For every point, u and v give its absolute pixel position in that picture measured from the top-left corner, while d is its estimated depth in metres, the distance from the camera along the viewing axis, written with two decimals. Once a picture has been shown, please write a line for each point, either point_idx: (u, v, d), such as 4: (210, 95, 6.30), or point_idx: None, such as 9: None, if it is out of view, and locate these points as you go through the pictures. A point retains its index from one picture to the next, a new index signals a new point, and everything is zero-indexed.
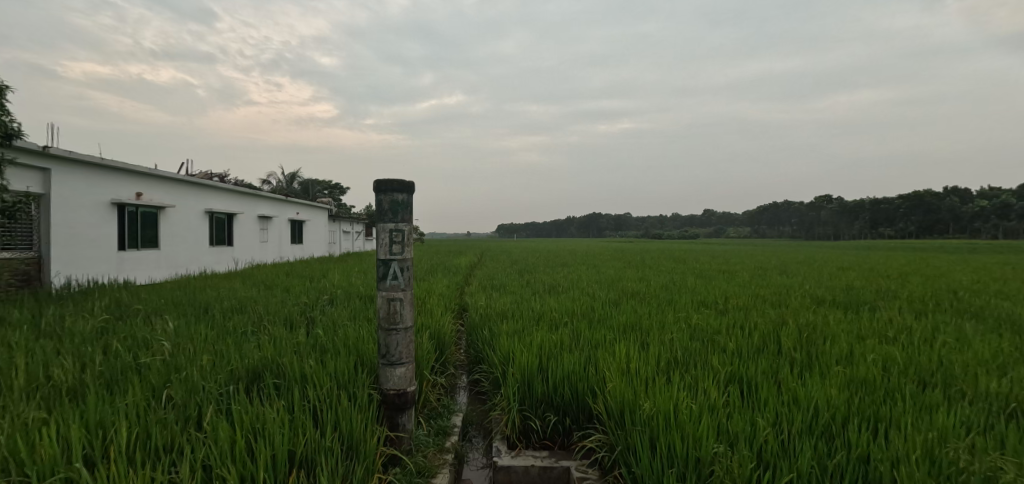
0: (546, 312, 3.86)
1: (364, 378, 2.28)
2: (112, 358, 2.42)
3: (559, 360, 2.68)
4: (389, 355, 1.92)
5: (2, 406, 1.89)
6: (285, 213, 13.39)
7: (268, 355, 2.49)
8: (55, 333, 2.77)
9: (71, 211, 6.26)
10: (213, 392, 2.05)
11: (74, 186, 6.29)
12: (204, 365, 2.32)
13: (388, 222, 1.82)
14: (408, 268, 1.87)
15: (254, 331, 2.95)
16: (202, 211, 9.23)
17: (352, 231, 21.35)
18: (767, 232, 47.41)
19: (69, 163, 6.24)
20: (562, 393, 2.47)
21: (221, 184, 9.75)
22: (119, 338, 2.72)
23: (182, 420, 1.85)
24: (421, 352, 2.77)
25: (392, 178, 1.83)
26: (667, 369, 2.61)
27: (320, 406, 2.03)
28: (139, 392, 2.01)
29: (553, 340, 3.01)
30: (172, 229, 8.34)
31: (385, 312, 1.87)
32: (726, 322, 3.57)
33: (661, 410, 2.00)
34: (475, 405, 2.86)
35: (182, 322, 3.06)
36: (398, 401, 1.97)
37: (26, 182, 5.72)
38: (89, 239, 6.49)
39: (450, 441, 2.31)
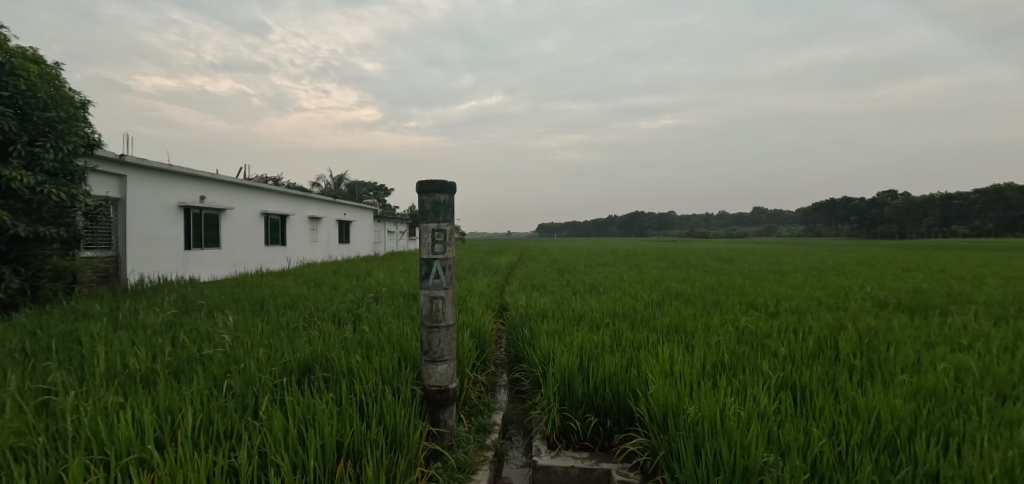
0: (587, 313, 3.82)
1: (407, 374, 2.34)
2: (179, 349, 2.61)
3: (600, 361, 2.63)
4: (431, 352, 1.97)
5: (87, 390, 2.08)
6: (333, 214, 13.98)
7: (318, 349, 2.60)
8: (132, 325, 3.03)
9: (143, 213, 6.80)
10: (268, 383, 2.17)
11: (146, 191, 6.83)
12: (260, 357, 2.46)
13: (431, 222, 1.86)
14: (449, 267, 1.90)
15: (305, 326, 3.09)
16: (257, 212, 9.79)
17: (395, 231, 21.96)
18: (821, 230, 44.67)
19: (143, 170, 6.78)
20: (603, 394, 2.43)
21: (274, 187, 10.30)
22: (185, 331, 2.93)
23: (240, 409, 1.97)
24: (463, 350, 2.81)
25: (434, 178, 1.87)
26: (713, 373, 2.52)
27: (366, 400, 2.10)
28: (203, 381, 2.15)
29: (594, 341, 2.97)
30: (232, 229, 8.90)
31: (428, 309, 1.92)
32: (779, 326, 3.39)
33: (706, 416, 1.93)
34: (515, 405, 2.86)
35: (240, 317, 3.26)
36: (439, 397, 2.02)
37: (106, 188, 6.27)
38: (159, 240, 7.04)
39: (490, 438, 2.33)
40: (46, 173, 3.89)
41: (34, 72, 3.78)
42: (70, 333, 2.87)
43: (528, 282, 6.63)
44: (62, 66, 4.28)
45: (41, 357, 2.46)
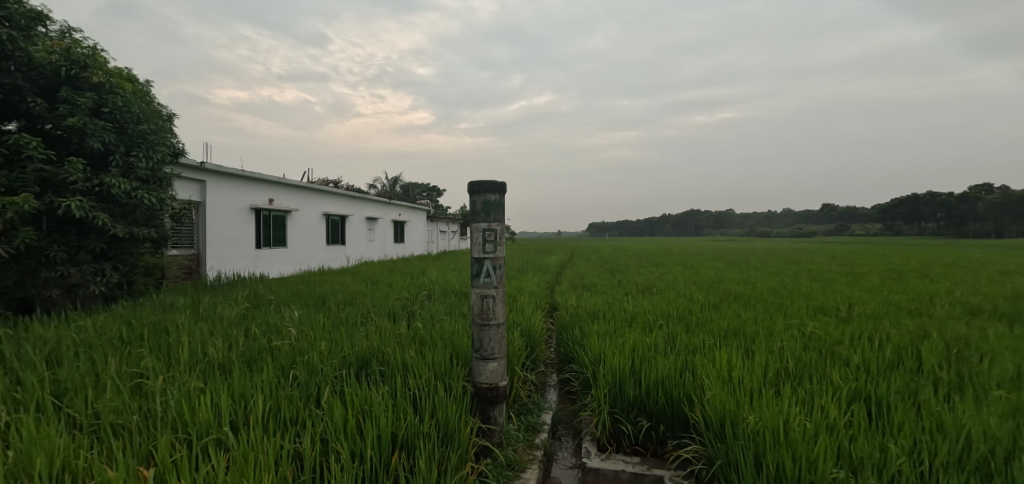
0: (640, 314, 3.71)
1: (458, 370, 2.39)
2: (251, 340, 2.82)
3: (652, 363, 2.55)
4: (482, 349, 1.99)
5: (173, 376, 2.30)
6: (388, 214, 14.56)
7: (375, 344, 2.72)
8: (210, 318, 3.30)
9: (220, 215, 7.40)
10: (329, 375, 2.29)
11: (222, 194, 7.44)
12: (322, 350, 2.60)
13: (482, 222, 1.89)
14: (500, 267, 1.92)
15: (363, 321, 3.24)
16: (319, 213, 10.39)
17: (447, 231, 22.47)
18: (899, 228, 40.82)
19: (220, 175, 7.39)
20: (656, 399, 2.35)
21: (334, 189, 10.87)
22: (257, 323, 3.16)
23: (304, 398, 2.10)
24: (512, 349, 2.82)
25: (485, 179, 1.89)
26: (776, 381, 2.37)
27: (419, 395, 2.17)
28: (272, 371, 2.31)
29: (647, 343, 2.88)
30: (297, 229, 9.50)
31: (479, 308, 1.94)
32: (851, 332, 3.13)
33: (769, 426, 1.82)
34: (565, 405, 2.85)
35: (305, 311, 3.47)
36: (489, 394, 2.04)
37: (189, 192, 6.88)
38: (233, 240, 7.64)
39: (540, 438, 2.33)
40: (139, 179, 4.31)
41: (128, 89, 4.22)
42: (159, 323, 3.18)
43: (579, 282, 6.58)
44: (151, 83, 4.75)
45: (136, 344, 2.75)
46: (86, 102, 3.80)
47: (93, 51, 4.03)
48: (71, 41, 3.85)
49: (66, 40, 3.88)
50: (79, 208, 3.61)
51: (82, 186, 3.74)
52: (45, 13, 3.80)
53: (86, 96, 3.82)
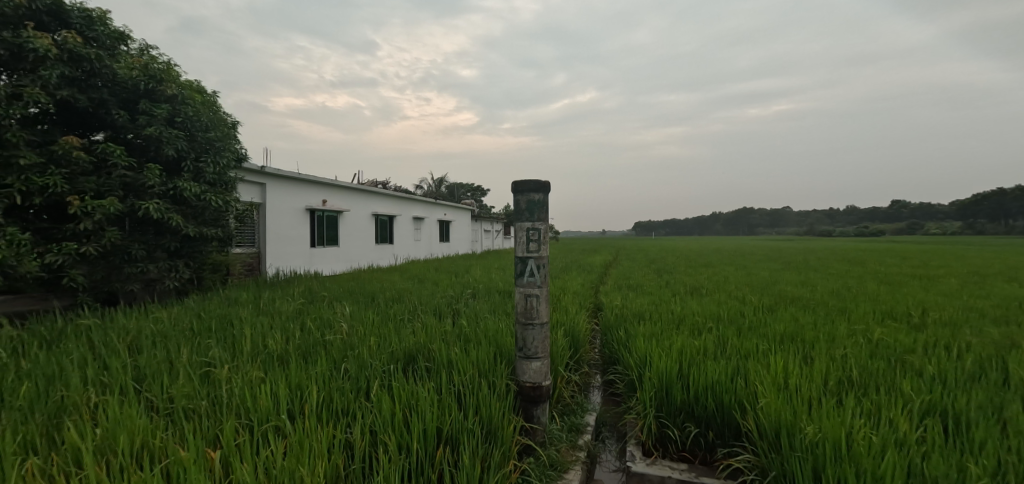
0: (688, 316, 3.59)
1: (502, 368, 2.41)
2: (307, 334, 2.98)
3: (701, 367, 2.46)
4: (526, 348, 2.00)
5: (237, 365, 2.46)
6: (434, 214, 14.89)
7: (421, 340, 2.79)
8: (269, 312, 3.51)
9: (278, 216, 7.86)
10: (378, 369, 2.38)
11: (281, 196, 7.89)
12: (372, 345, 2.70)
13: (526, 221, 1.90)
14: (544, 266, 1.91)
15: (410, 318, 3.34)
16: (369, 213, 10.80)
17: (490, 230, 22.73)
18: (981, 227, 37.04)
19: (278, 178, 7.84)
20: (705, 404, 2.26)
21: (382, 190, 11.25)
22: (312, 318, 3.33)
23: (355, 390, 2.19)
24: (556, 349, 2.81)
25: (528, 178, 1.91)
26: (838, 390, 2.22)
27: (463, 391, 2.20)
28: (325, 363, 2.43)
29: (696, 346, 2.78)
30: (348, 229, 9.92)
31: (523, 307, 1.95)
32: (925, 340, 2.87)
33: (829, 438, 1.71)
34: (609, 407, 2.81)
35: (355, 307, 3.62)
36: (533, 393, 2.05)
37: (251, 194, 7.35)
38: (290, 239, 8.09)
39: (583, 439, 2.31)
40: (207, 183, 4.66)
41: (197, 100, 4.58)
42: (225, 316, 3.42)
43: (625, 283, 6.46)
44: (218, 94, 5.12)
45: (205, 335, 2.97)
46: (162, 113, 4.14)
47: (167, 66, 4.39)
48: (149, 58, 4.22)
49: (144, 57, 4.25)
50: (156, 210, 3.95)
51: (158, 189, 4.08)
52: (127, 33, 4.19)
53: (162, 108, 4.17)
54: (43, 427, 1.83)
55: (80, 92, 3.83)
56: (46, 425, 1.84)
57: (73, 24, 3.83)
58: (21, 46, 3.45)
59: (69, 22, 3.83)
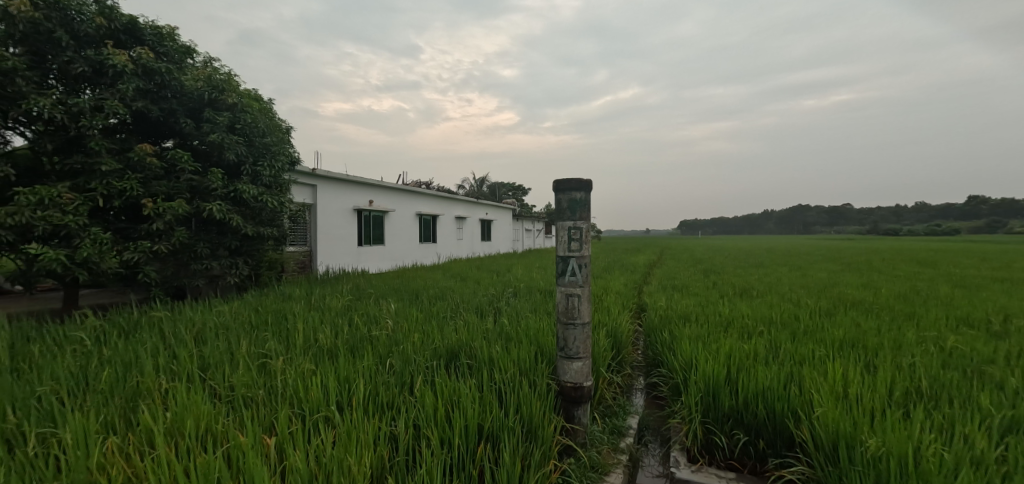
0: (737, 319, 3.44)
1: (543, 368, 2.41)
2: (355, 329, 3.10)
3: (751, 372, 2.35)
4: (567, 348, 1.99)
5: (291, 357, 2.60)
6: (476, 214, 15.07)
7: (464, 338, 2.84)
8: (320, 307, 3.69)
9: (329, 216, 8.22)
10: (422, 365, 2.44)
11: (330, 197, 8.24)
12: (416, 341, 2.77)
13: (567, 220, 1.89)
14: (586, 265, 1.89)
15: (453, 316, 3.41)
16: (413, 213, 11.08)
17: (530, 229, 22.76)
18: None
19: (328, 180, 8.20)
20: (754, 411, 2.16)
21: (425, 191, 11.50)
22: (359, 314, 3.46)
23: (400, 385, 2.26)
24: (598, 349, 2.78)
25: (570, 177, 1.90)
26: (905, 401, 2.06)
27: (504, 389, 2.22)
28: (372, 358, 2.52)
29: (745, 350, 2.67)
30: (393, 229, 10.23)
31: (564, 306, 1.94)
32: (1008, 350, 2.61)
33: (894, 453, 1.59)
34: (652, 410, 2.75)
35: (400, 305, 3.74)
36: (574, 394, 2.03)
37: (303, 196, 7.73)
38: (339, 238, 8.44)
39: (625, 442, 2.27)
40: (264, 186, 4.93)
41: (254, 107, 4.86)
42: (280, 311, 3.62)
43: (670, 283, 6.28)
44: (273, 101, 5.41)
45: (263, 328, 3.15)
46: (223, 120, 4.43)
47: (228, 77, 4.68)
48: (212, 69, 4.51)
49: (208, 68, 4.56)
50: (219, 211, 4.22)
51: (221, 192, 4.37)
52: (193, 47, 4.51)
53: (224, 116, 4.46)
54: (121, 409, 2.00)
55: (153, 103, 4.17)
56: (124, 407, 2.02)
57: (146, 41, 4.18)
58: (102, 63, 3.80)
59: (143, 39, 4.18)
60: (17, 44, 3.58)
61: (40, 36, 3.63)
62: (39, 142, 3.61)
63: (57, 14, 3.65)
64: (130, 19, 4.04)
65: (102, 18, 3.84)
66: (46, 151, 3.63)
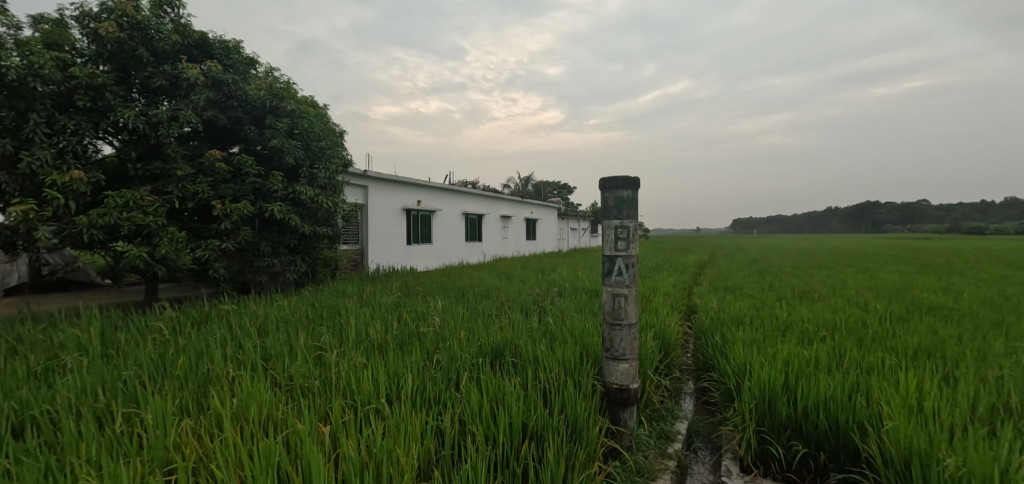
0: (797, 323, 3.25)
1: (588, 369, 2.39)
2: (405, 325, 3.20)
3: (811, 379, 2.21)
4: (613, 349, 1.96)
5: (344, 350, 2.73)
6: (520, 213, 15.11)
7: (509, 336, 2.86)
8: (371, 303, 3.85)
9: (379, 215, 8.53)
10: (468, 362, 2.48)
11: (381, 198, 8.55)
12: (462, 338, 2.83)
13: (614, 219, 1.86)
14: (633, 265, 1.86)
15: (498, 314, 3.45)
16: (459, 212, 11.29)
17: (575, 229, 22.55)
18: None
19: (379, 181, 8.51)
20: (815, 422, 2.03)
21: (471, 190, 11.67)
22: (408, 310, 3.58)
23: (447, 380, 2.31)
24: (645, 351, 2.72)
25: (618, 174, 1.87)
26: (991, 419, 1.86)
27: (549, 389, 2.21)
28: (420, 353, 2.59)
29: (805, 356, 2.52)
30: (440, 228, 10.46)
31: (610, 307, 1.91)
32: None
33: (977, 474, 1.44)
34: (702, 416, 2.66)
35: (447, 302, 3.82)
36: (620, 396, 2.00)
37: (355, 196, 8.07)
38: (388, 237, 8.74)
39: (673, 447, 2.21)
40: (320, 187, 5.19)
41: (311, 113, 5.11)
42: (333, 307, 3.80)
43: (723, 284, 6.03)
44: (327, 107, 5.67)
45: (318, 323, 3.33)
46: (282, 126, 4.70)
47: (287, 85, 4.96)
48: (273, 78, 4.80)
49: (269, 78, 4.86)
50: (280, 212, 4.48)
51: (281, 194, 4.64)
52: (255, 58, 4.82)
53: (283, 122, 4.73)
54: (195, 394, 2.18)
55: (221, 112, 4.50)
56: (197, 392, 2.20)
57: (215, 54, 4.51)
58: (177, 76, 4.15)
59: (212, 52, 4.51)
60: (106, 62, 3.99)
61: (125, 54, 4.01)
62: (125, 150, 4.00)
63: (138, 33, 4.02)
64: (201, 35, 4.38)
65: (177, 35, 4.20)
66: (130, 158, 4.01)
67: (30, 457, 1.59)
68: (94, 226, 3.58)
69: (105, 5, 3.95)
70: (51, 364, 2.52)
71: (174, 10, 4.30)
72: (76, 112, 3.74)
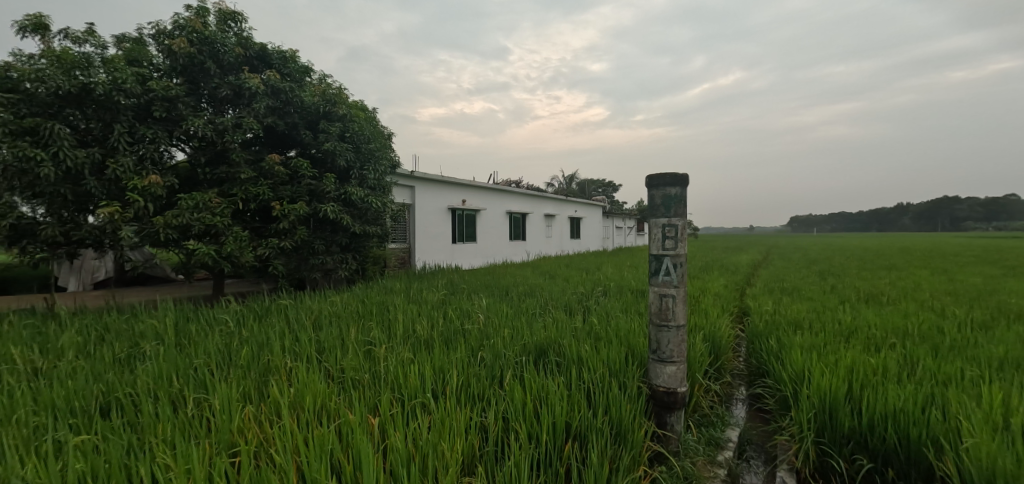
0: (862, 328, 3.03)
1: (634, 371, 2.34)
2: (451, 321, 3.28)
3: (878, 389, 2.06)
4: (660, 351, 1.91)
5: (392, 345, 2.83)
6: (564, 211, 15.01)
7: (553, 335, 2.86)
8: (419, 300, 3.97)
9: (425, 215, 8.76)
10: (511, 360, 2.50)
11: (427, 198, 8.78)
12: (506, 336, 2.86)
13: (661, 217, 1.81)
14: (681, 265, 1.80)
15: (542, 312, 3.45)
16: (502, 211, 11.37)
17: (619, 227, 22.13)
18: None
19: (425, 181, 8.72)
20: (883, 435, 1.89)
21: (514, 189, 11.72)
22: (453, 308, 3.66)
23: (491, 377, 2.35)
24: (694, 354, 2.63)
25: (664, 171, 1.82)
26: None
27: (593, 389, 2.19)
28: (465, 350, 2.63)
29: (871, 364, 2.34)
30: (484, 226, 10.59)
31: (657, 307, 1.87)
32: None
33: None
34: (755, 423, 2.54)
35: (491, 300, 3.88)
36: (667, 399, 1.94)
37: (402, 196, 8.32)
38: (434, 236, 8.95)
39: (723, 455, 2.12)
40: (369, 188, 5.39)
41: (361, 117, 5.32)
42: (382, 303, 3.96)
43: (780, 285, 5.72)
44: (376, 110, 5.88)
45: (368, 318, 3.47)
46: (334, 129, 4.92)
47: (339, 90, 5.18)
48: (326, 85, 5.03)
49: (323, 84, 5.10)
50: (332, 212, 4.70)
51: (333, 195, 4.87)
52: (310, 66, 5.08)
53: (335, 126, 4.96)
54: (256, 382, 2.34)
55: (279, 118, 4.78)
56: (258, 381, 2.35)
57: (273, 64, 4.79)
58: (240, 86, 4.45)
59: (271, 62, 4.80)
60: (179, 76, 4.35)
61: (195, 67, 4.36)
62: (195, 156, 4.34)
63: (206, 47, 4.36)
64: (261, 46, 4.68)
65: (240, 48, 4.50)
66: (200, 163, 4.35)
67: (116, 434, 1.76)
68: (169, 226, 3.90)
69: (178, 22, 4.31)
70: (134, 351, 2.78)
71: (237, 24, 4.61)
72: (153, 122, 4.10)
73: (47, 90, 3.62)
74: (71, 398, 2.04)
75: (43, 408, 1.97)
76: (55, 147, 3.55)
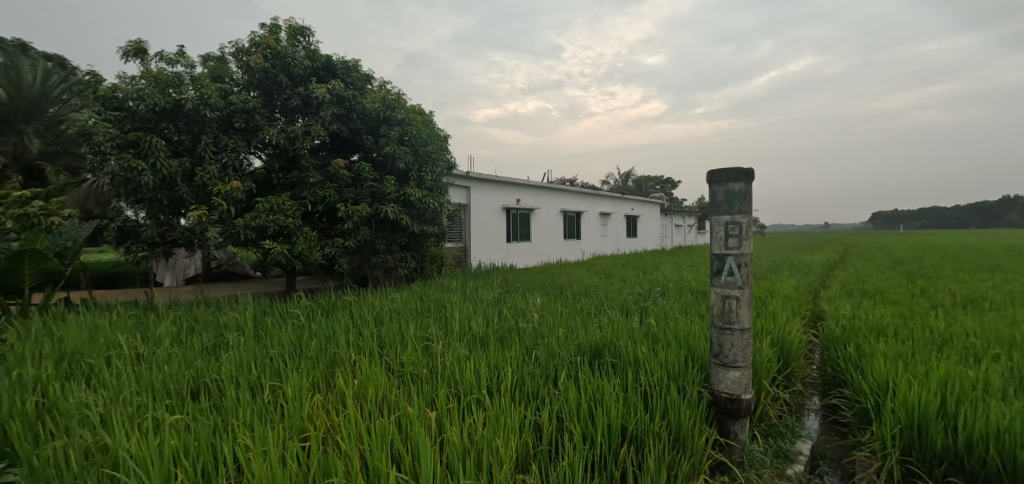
0: (960, 336, 2.71)
1: (694, 375, 2.25)
2: (505, 319, 3.33)
3: (977, 405, 1.84)
4: (723, 355, 1.83)
5: (449, 342, 2.91)
6: (620, 210, 14.66)
7: (608, 337, 2.81)
8: (474, 298, 4.05)
9: (480, 215, 8.91)
10: (566, 360, 2.49)
11: (482, 198, 8.93)
12: (560, 335, 2.85)
13: (724, 214, 1.73)
14: (746, 264, 1.71)
15: (597, 313, 3.41)
16: (556, 210, 11.32)
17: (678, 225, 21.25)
18: None
19: (479, 181, 8.87)
20: (982, 458, 1.68)
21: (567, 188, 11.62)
22: (508, 306, 3.70)
23: (545, 377, 2.35)
24: (762, 360, 2.48)
25: (727, 167, 1.74)
26: None
27: (650, 392, 2.12)
28: (519, 349, 2.66)
29: (969, 377, 2.10)
30: (538, 225, 10.60)
31: (719, 309, 1.79)
32: None
33: None
34: (830, 437, 2.36)
35: (545, 299, 3.88)
36: (730, 406, 1.85)
37: (458, 197, 8.52)
38: (488, 235, 9.09)
39: (793, 469, 1.99)
40: (426, 189, 5.58)
41: (418, 120, 5.51)
42: (439, 300, 4.08)
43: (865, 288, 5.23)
44: (432, 114, 6.06)
45: (426, 315, 3.59)
46: (393, 134, 5.13)
47: (397, 96, 5.40)
48: (385, 91, 5.26)
49: (383, 91, 5.34)
50: (392, 213, 4.92)
51: (393, 196, 5.09)
52: (371, 74, 5.34)
53: (394, 130, 5.17)
54: (324, 373, 2.50)
55: (344, 125, 5.08)
56: (326, 371, 2.51)
57: (338, 74, 5.09)
58: (309, 96, 4.77)
59: (336, 72, 5.10)
60: (256, 89, 4.75)
61: (269, 80, 4.74)
62: (270, 163, 4.72)
63: (279, 62, 4.72)
64: (326, 58, 4.98)
65: (308, 60, 4.82)
66: (274, 169, 4.73)
67: (204, 415, 1.95)
68: (248, 227, 4.26)
69: (254, 40, 4.70)
70: (219, 341, 3.07)
71: (305, 38, 4.95)
72: (234, 133, 4.49)
73: (147, 107, 4.08)
74: (167, 381, 2.29)
75: (145, 389, 2.22)
76: (154, 157, 4.01)
